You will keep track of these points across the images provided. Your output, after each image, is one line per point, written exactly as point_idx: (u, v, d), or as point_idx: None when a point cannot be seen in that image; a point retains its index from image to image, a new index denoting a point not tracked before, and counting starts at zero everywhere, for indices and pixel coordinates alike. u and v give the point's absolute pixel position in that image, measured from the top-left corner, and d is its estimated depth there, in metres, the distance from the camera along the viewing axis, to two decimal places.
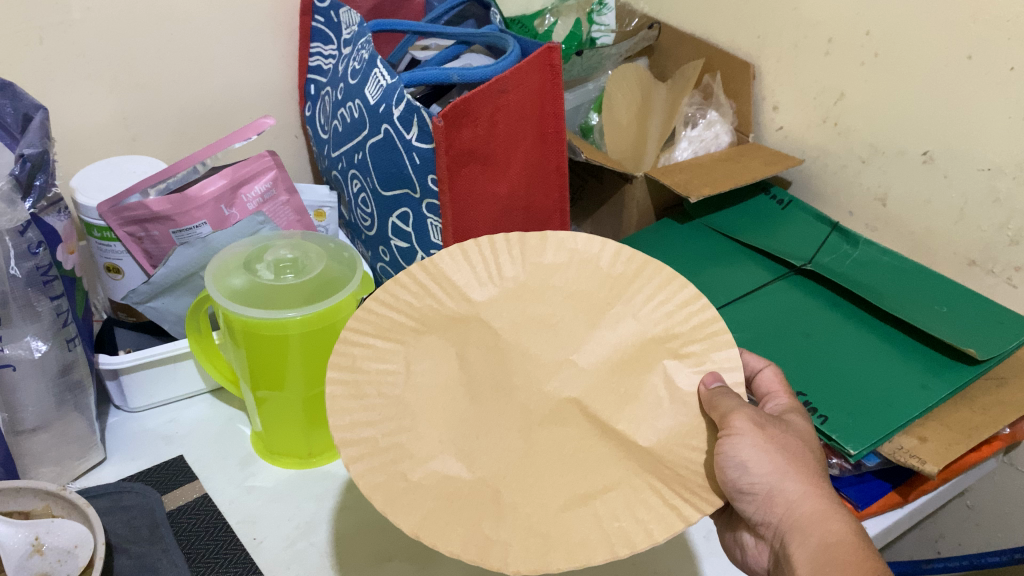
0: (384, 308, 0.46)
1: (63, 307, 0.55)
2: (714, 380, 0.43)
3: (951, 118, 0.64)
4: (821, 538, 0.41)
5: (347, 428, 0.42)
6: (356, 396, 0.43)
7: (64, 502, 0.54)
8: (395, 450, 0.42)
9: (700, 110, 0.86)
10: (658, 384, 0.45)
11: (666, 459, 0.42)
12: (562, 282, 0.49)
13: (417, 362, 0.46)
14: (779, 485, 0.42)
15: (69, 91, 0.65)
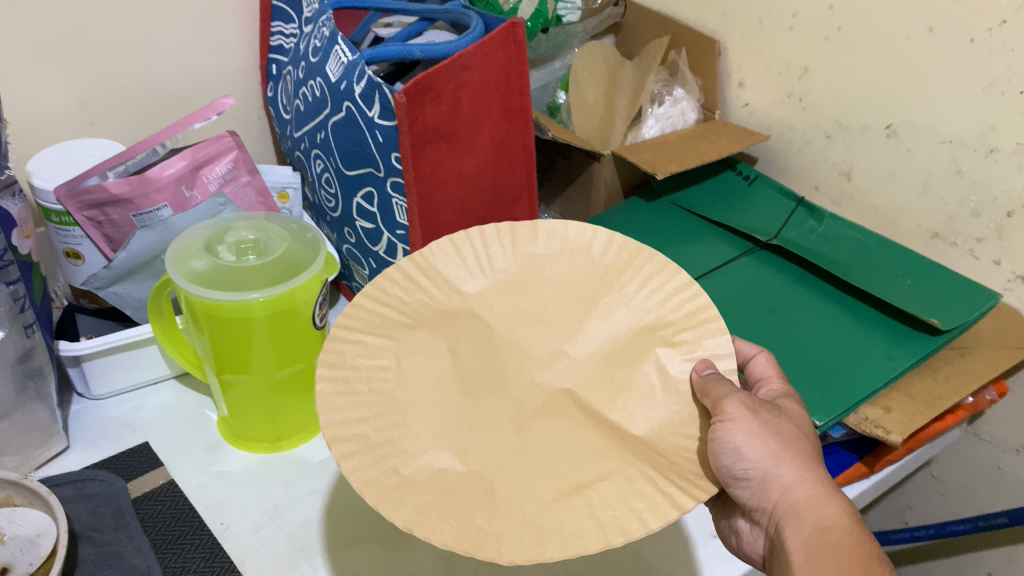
0: (374, 302, 0.46)
1: (20, 292, 0.53)
2: (706, 367, 0.43)
3: (913, 92, 0.65)
4: (816, 523, 0.42)
5: (339, 424, 0.42)
6: (346, 392, 0.43)
7: (25, 490, 0.53)
8: (387, 446, 0.42)
9: (666, 86, 0.86)
10: (651, 374, 0.45)
11: (657, 447, 0.42)
12: (544, 274, 0.48)
13: (408, 359, 0.45)
14: (774, 470, 0.42)
15: (21, 73, 0.63)
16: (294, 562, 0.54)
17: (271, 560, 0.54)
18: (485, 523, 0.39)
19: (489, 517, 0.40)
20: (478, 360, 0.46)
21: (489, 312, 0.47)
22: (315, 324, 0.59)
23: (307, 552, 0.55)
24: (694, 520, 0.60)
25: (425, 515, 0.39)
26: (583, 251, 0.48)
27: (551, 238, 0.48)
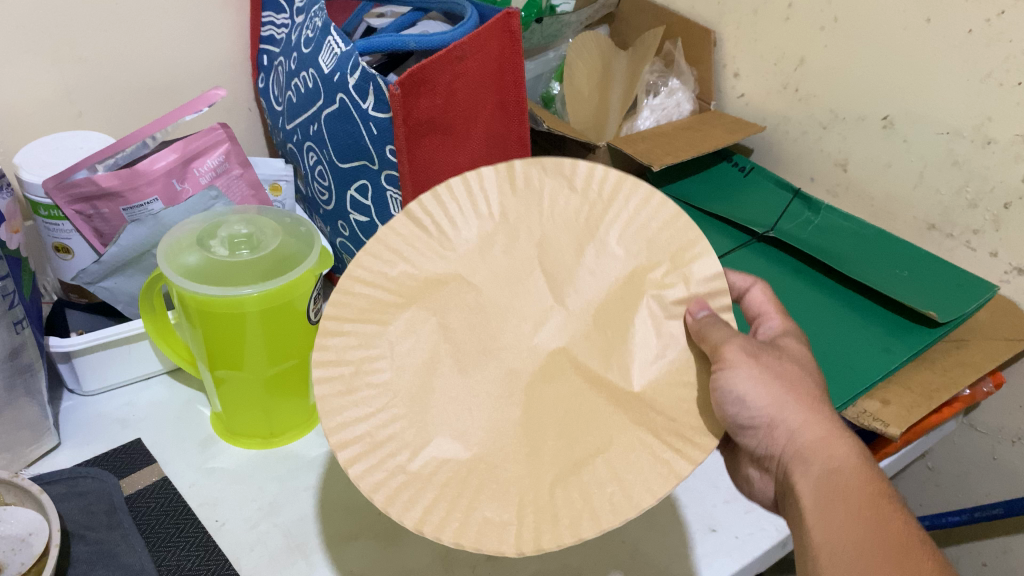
0: (363, 286, 0.43)
1: (9, 289, 0.53)
2: (701, 309, 0.43)
3: (910, 82, 0.64)
4: (823, 466, 0.43)
5: (341, 428, 0.41)
6: (346, 392, 0.42)
7: (15, 488, 0.52)
8: (389, 447, 0.41)
9: (661, 76, 0.85)
10: (644, 320, 0.44)
11: (657, 402, 0.43)
12: (528, 226, 0.45)
13: (400, 337, 0.44)
14: (779, 416, 0.44)
15: (7, 65, 0.62)
16: (290, 558, 0.54)
17: (266, 558, 0.54)
18: (491, 514, 0.39)
19: (490, 517, 0.39)
20: (464, 316, 0.44)
21: (479, 282, 0.44)
22: (309, 319, 0.59)
23: (303, 549, 0.55)
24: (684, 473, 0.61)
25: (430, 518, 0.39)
26: (565, 186, 0.45)
27: (528, 181, 0.45)
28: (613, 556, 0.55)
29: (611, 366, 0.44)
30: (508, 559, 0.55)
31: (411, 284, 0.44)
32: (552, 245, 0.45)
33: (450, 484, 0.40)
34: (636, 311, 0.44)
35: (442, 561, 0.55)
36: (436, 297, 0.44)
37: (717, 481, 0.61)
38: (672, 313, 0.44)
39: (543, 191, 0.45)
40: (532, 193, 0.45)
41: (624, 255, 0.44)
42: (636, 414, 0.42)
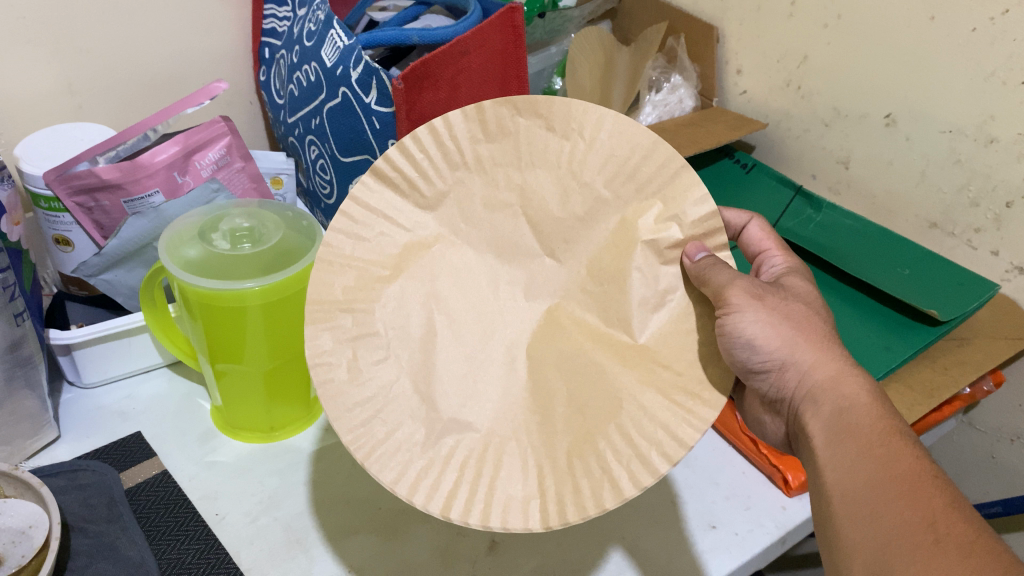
0: (344, 261, 0.42)
1: (10, 281, 0.53)
2: (698, 252, 0.42)
3: (913, 80, 0.64)
4: (835, 404, 0.43)
5: (342, 417, 0.41)
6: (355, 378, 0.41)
7: (15, 481, 0.53)
8: (392, 440, 0.41)
9: (664, 73, 0.86)
10: (640, 266, 0.43)
11: (661, 355, 0.43)
12: (507, 173, 0.43)
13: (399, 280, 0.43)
14: (789, 358, 0.45)
15: (8, 57, 0.62)
16: (290, 552, 0.54)
17: (266, 552, 0.54)
18: (512, 491, 0.41)
19: None
20: (463, 287, 0.44)
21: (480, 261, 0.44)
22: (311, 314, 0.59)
23: (303, 543, 0.55)
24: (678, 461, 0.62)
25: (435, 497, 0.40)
26: (542, 126, 0.42)
27: (500, 122, 0.41)
28: (614, 551, 0.55)
29: (612, 321, 0.44)
30: (507, 555, 0.55)
31: (391, 238, 0.42)
32: (536, 196, 0.43)
33: (467, 464, 0.41)
34: (632, 259, 0.43)
35: (440, 556, 0.55)
36: (422, 258, 0.43)
37: (717, 477, 0.61)
38: (675, 307, 0.44)
39: (518, 132, 0.42)
40: (508, 137, 0.42)
41: (618, 225, 0.43)
42: (648, 388, 0.42)
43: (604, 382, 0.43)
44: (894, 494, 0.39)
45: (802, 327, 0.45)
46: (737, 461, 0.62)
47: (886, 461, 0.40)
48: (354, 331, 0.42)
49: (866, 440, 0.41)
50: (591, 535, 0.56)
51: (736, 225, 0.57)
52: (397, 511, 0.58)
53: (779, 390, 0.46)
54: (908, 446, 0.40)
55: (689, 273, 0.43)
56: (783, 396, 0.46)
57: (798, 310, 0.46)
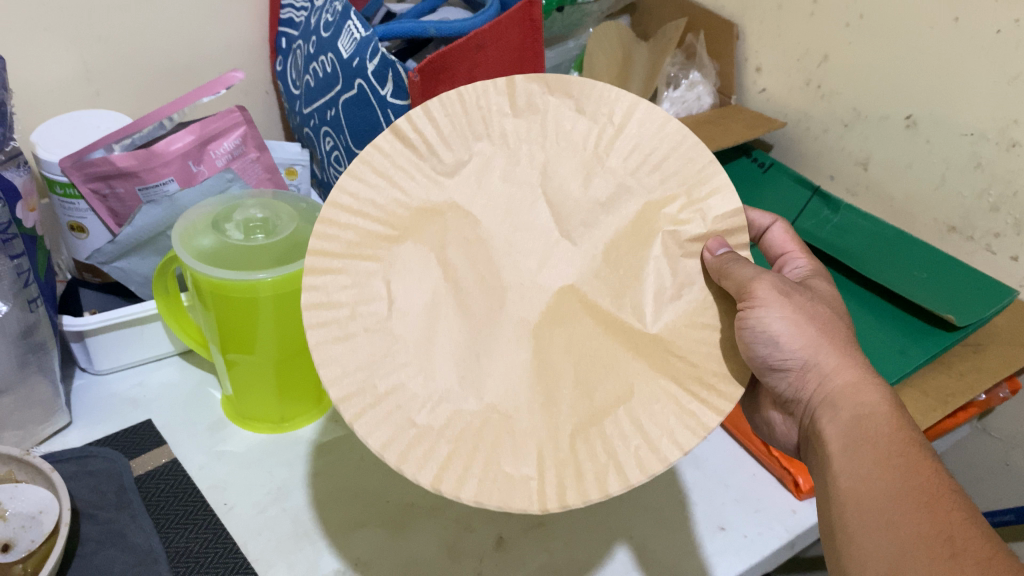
0: (349, 217, 0.41)
1: (24, 266, 0.53)
2: (719, 247, 0.43)
3: (936, 82, 0.63)
4: (853, 411, 0.43)
5: (338, 381, 0.40)
6: (342, 341, 0.40)
7: (27, 467, 0.53)
8: (395, 399, 0.40)
9: (682, 69, 0.85)
10: (660, 255, 0.43)
11: (675, 347, 0.43)
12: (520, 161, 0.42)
13: (403, 253, 0.42)
14: (813, 359, 0.45)
15: (28, 44, 0.62)
16: (297, 544, 0.54)
17: (273, 543, 0.54)
18: (511, 472, 0.39)
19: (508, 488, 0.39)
20: (475, 257, 0.42)
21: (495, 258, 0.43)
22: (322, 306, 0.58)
23: (310, 535, 0.55)
24: (687, 462, 0.62)
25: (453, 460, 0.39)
26: (571, 108, 0.43)
27: (529, 101, 0.42)
28: (621, 551, 0.55)
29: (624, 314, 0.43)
30: (514, 552, 0.55)
31: (403, 214, 0.42)
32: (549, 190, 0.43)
33: None
34: (650, 250, 0.43)
35: (447, 552, 0.54)
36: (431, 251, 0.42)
37: (726, 479, 0.60)
38: (689, 306, 0.44)
39: (547, 112, 0.43)
40: (535, 117, 0.43)
41: (634, 218, 0.43)
42: (662, 388, 0.42)
43: (616, 377, 0.42)
44: (914, 505, 0.39)
45: (821, 330, 0.45)
46: (748, 464, 0.62)
47: (905, 472, 0.39)
48: (361, 316, 0.41)
49: (886, 449, 0.41)
50: (598, 533, 0.56)
51: (759, 227, 0.58)
52: (404, 505, 0.58)
53: (796, 391, 0.46)
54: (927, 458, 0.40)
55: (710, 268, 0.43)
56: (800, 397, 0.46)
57: (823, 313, 0.46)
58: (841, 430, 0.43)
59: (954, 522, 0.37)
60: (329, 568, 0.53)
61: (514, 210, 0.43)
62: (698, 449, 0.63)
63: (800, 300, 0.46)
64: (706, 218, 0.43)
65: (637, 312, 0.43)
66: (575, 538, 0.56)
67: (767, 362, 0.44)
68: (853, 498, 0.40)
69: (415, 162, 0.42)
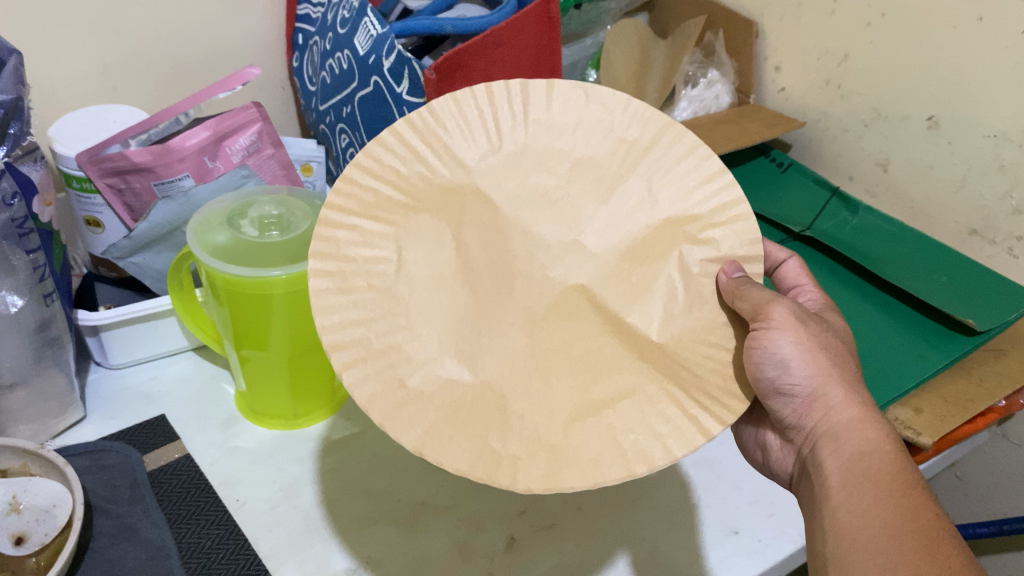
0: (371, 178, 0.42)
1: (40, 261, 0.54)
2: (735, 271, 0.43)
3: (958, 83, 0.63)
4: (856, 447, 0.42)
5: (338, 329, 0.40)
6: (344, 290, 0.40)
7: (42, 461, 0.54)
8: (391, 353, 0.40)
9: (701, 68, 0.84)
10: (673, 272, 0.43)
11: (680, 357, 0.42)
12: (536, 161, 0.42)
13: (409, 247, 0.42)
14: (822, 390, 0.44)
15: (45, 37, 0.62)
16: (308, 541, 0.54)
17: (284, 539, 0.54)
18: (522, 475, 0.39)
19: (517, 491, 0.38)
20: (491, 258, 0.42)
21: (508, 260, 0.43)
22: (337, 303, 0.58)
23: (321, 532, 0.55)
24: (697, 464, 0.61)
25: (436, 435, 0.39)
26: (603, 115, 0.44)
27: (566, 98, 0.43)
28: (634, 553, 0.55)
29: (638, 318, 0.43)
30: (525, 553, 0.54)
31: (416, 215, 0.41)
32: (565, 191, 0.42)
33: None
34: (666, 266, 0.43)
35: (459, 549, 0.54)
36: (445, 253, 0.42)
37: (740, 483, 0.60)
38: (705, 310, 0.43)
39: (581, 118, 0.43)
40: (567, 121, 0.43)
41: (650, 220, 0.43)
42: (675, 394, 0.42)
43: (619, 378, 0.42)
44: (913, 547, 0.38)
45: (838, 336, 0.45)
46: None
47: (906, 513, 0.39)
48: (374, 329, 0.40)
49: (886, 487, 0.40)
50: (610, 536, 0.56)
51: (774, 260, 0.57)
52: (416, 504, 0.57)
53: (800, 418, 0.45)
54: (928, 501, 0.39)
55: (725, 290, 0.43)
56: None
57: (835, 346, 0.45)
58: (839, 463, 0.42)
59: (954, 567, 0.37)
60: (340, 565, 0.53)
61: (529, 206, 0.43)
62: (710, 452, 0.62)
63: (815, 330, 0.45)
64: (719, 245, 0.44)
65: (644, 321, 0.42)
66: (585, 540, 0.55)
67: (775, 384, 0.43)
68: (850, 536, 0.40)
69: (445, 146, 0.43)
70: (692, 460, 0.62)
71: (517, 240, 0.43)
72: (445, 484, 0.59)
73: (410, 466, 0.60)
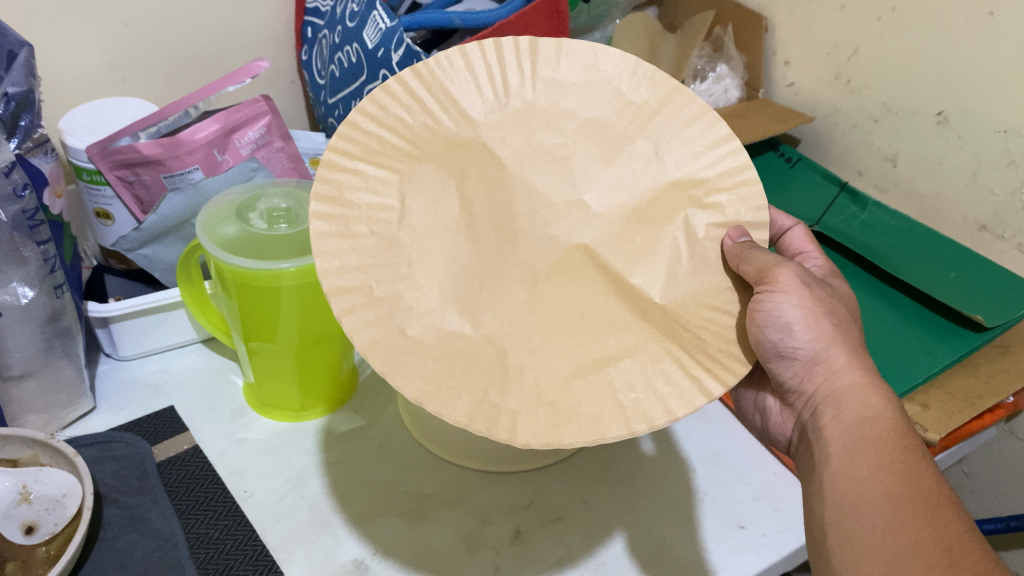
0: (375, 125, 0.42)
1: (51, 253, 0.55)
2: (740, 236, 0.44)
3: (969, 78, 0.62)
4: (857, 412, 0.43)
5: (338, 273, 0.40)
6: (344, 235, 0.40)
7: (51, 450, 0.54)
8: (391, 301, 0.40)
9: (710, 62, 0.84)
10: (679, 235, 0.44)
11: (682, 318, 0.43)
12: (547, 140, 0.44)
13: (412, 197, 0.42)
14: (825, 354, 0.45)
15: (56, 30, 0.62)
16: (316, 532, 0.54)
17: (292, 531, 0.54)
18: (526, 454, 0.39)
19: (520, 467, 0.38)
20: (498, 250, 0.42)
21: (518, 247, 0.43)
22: None
23: (328, 523, 0.55)
24: (703, 459, 0.61)
25: (436, 385, 0.39)
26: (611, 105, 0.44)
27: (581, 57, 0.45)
28: (640, 545, 0.55)
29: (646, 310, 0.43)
30: (531, 545, 0.55)
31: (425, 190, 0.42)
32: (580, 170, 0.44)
33: None
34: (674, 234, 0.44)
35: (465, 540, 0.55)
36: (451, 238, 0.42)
37: (746, 477, 0.60)
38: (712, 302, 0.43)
39: None
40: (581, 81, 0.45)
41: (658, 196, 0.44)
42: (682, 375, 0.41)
43: (620, 338, 0.42)
44: (913, 510, 0.38)
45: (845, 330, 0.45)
46: (769, 462, 0.61)
47: (907, 478, 0.39)
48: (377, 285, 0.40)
49: (889, 454, 0.40)
50: (616, 529, 0.56)
51: (780, 228, 0.59)
52: (423, 497, 0.58)
53: (801, 382, 0.46)
54: (930, 467, 0.39)
55: (728, 251, 0.44)
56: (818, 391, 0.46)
57: (843, 332, 0.45)
58: (842, 431, 0.43)
59: (953, 532, 0.37)
60: (347, 557, 0.53)
61: (536, 169, 0.44)
62: (717, 446, 0.62)
63: (821, 305, 0.46)
64: (725, 209, 0.45)
65: (647, 294, 0.43)
66: (591, 532, 0.56)
67: (778, 348, 0.44)
68: (849, 497, 0.40)
69: (450, 98, 0.44)
70: (698, 454, 0.62)
71: (525, 234, 0.43)
72: (453, 477, 0.59)
73: (417, 460, 0.61)
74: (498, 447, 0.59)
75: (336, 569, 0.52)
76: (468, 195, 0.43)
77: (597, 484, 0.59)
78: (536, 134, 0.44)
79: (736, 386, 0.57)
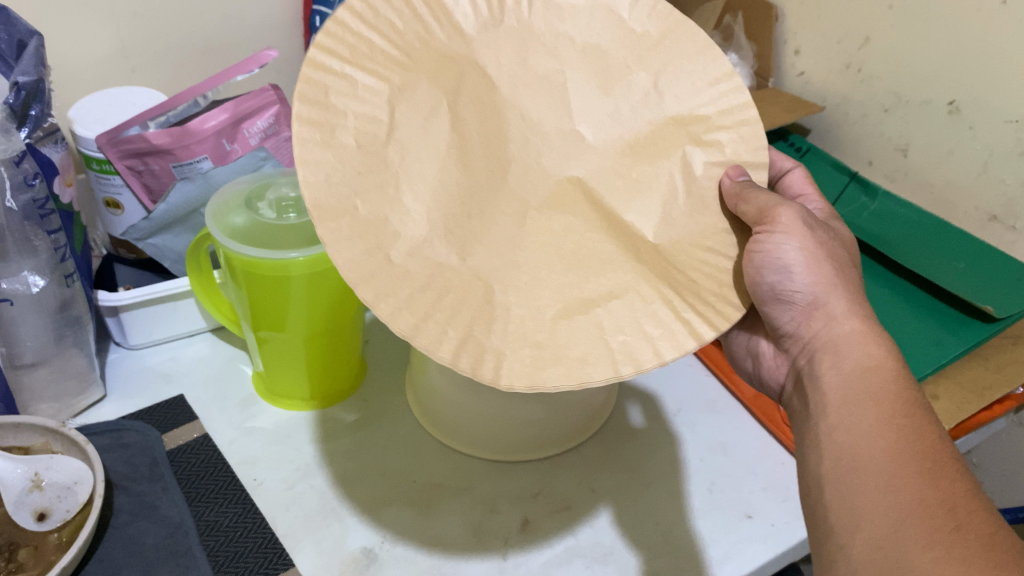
0: (365, 28, 0.40)
1: (61, 242, 0.55)
2: (739, 175, 0.46)
3: (981, 67, 0.62)
4: (857, 361, 0.41)
5: (324, 188, 0.38)
6: (326, 145, 0.38)
7: (62, 438, 0.54)
8: (377, 222, 0.39)
9: (718, 52, 0.83)
10: (676, 173, 0.46)
11: (673, 259, 0.44)
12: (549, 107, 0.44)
13: (403, 114, 0.41)
14: (824, 299, 0.44)
15: (65, 20, 0.62)
16: (325, 521, 0.55)
17: (301, 519, 0.55)
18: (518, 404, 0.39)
19: None
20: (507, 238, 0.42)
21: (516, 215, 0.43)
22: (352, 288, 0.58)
23: (337, 511, 0.55)
24: (711, 449, 0.61)
25: (423, 316, 0.38)
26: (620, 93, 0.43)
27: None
28: (649, 534, 0.55)
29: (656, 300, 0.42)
30: (538, 534, 0.55)
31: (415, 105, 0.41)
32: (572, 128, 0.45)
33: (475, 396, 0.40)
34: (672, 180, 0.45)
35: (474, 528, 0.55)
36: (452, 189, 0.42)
37: (754, 467, 0.60)
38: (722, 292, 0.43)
39: None
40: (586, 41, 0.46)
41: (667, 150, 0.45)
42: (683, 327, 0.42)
43: (611, 278, 0.42)
44: (913, 468, 0.36)
45: None
46: (777, 453, 0.61)
47: (908, 433, 0.37)
48: (362, 206, 0.39)
49: (889, 409, 0.38)
50: (624, 518, 0.56)
51: (780, 169, 0.59)
52: (431, 486, 0.58)
53: (798, 327, 0.45)
54: (932, 424, 0.38)
55: (727, 187, 0.45)
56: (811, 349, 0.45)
57: None
58: (842, 383, 0.41)
59: (956, 490, 0.35)
60: (356, 545, 0.53)
61: None
62: (725, 436, 0.62)
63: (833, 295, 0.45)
64: (723, 148, 0.47)
65: (657, 283, 0.43)
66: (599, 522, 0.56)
67: (776, 290, 0.43)
68: (845, 454, 0.38)
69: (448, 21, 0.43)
70: (706, 445, 0.62)
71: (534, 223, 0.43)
72: (461, 466, 0.60)
73: (426, 448, 0.61)
74: (507, 438, 0.59)
75: (345, 557, 0.52)
76: (461, 115, 0.43)
77: (605, 473, 0.59)
78: (535, 78, 0.44)
79: (729, 329, 0.56)
